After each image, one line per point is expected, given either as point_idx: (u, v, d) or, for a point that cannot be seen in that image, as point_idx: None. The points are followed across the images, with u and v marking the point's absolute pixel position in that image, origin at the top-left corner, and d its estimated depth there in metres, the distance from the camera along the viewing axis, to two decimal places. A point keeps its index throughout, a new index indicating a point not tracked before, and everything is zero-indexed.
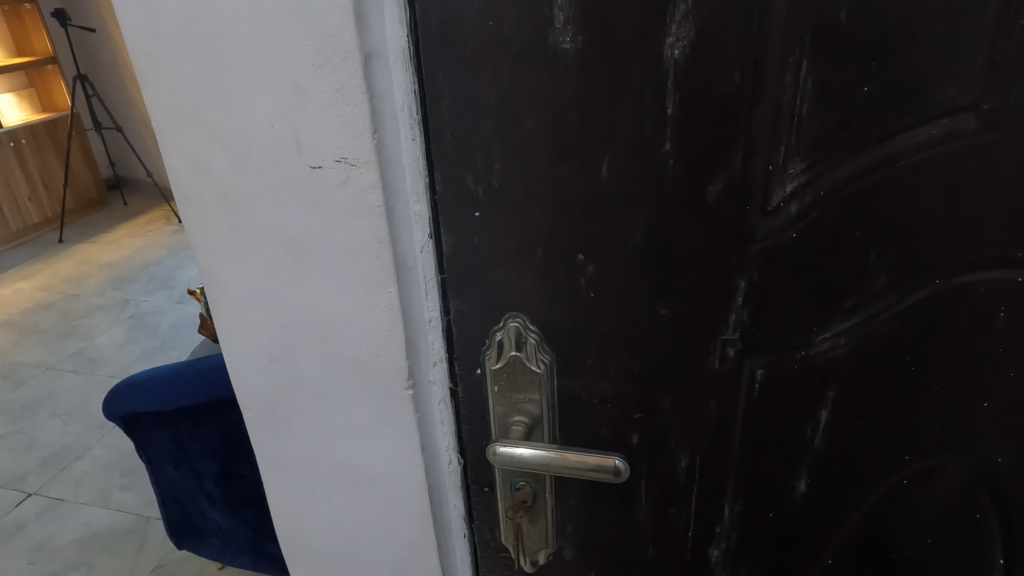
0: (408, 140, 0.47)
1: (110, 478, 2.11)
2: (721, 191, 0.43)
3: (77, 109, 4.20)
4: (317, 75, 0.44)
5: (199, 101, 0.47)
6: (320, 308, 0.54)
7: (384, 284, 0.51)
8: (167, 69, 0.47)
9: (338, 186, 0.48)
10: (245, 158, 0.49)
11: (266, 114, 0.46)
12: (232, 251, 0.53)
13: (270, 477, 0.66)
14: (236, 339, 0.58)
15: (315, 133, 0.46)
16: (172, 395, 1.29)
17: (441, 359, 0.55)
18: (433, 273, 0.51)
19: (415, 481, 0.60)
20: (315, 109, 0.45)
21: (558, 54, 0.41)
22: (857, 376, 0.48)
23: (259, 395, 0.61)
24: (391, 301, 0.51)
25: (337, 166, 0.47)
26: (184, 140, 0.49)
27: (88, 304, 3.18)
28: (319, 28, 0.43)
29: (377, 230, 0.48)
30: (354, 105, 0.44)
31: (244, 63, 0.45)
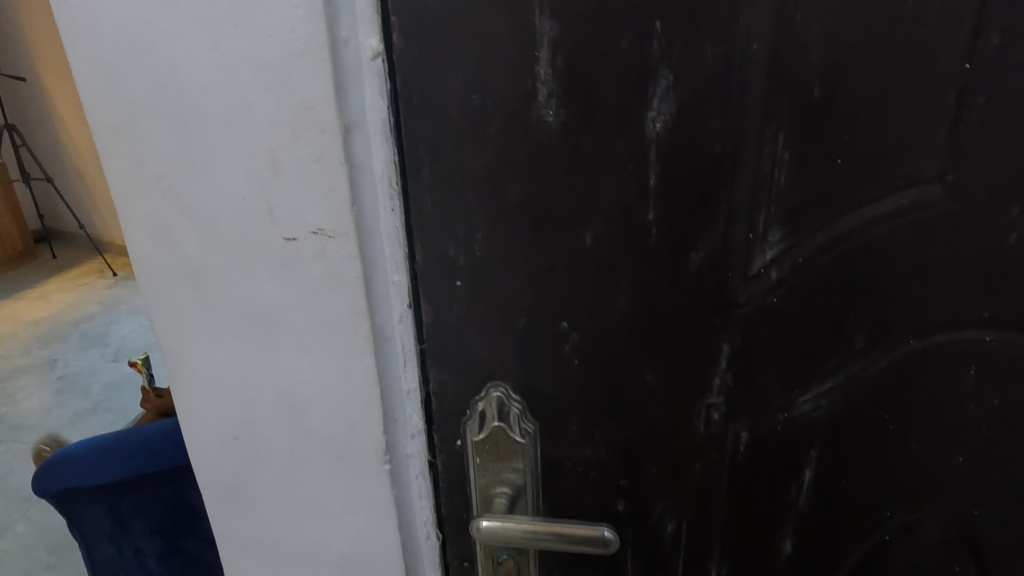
0: (387, 211, 0.46)
1: (35, 557, 1.94)
2: (704, 258, 0.44)
3: (4, 159, 4.02)
4: (292, 146, 0.43)
5: (164, 172, 0.45)
6: (292, 383, 0.51)
7: (361, 356, 0.49)
8: (131, 138, 0.45)
9: (313, 257, 0.46)
10: (212, 230, 0.47)
11: (237, 185, 0.45)
12: (195, 324, 0.51)
13: (230, 561, 0.62)
14: (197, 416, 0.55)
15: (291, 204, 0.44)
16: (113, 467, 1.21)
17: (420, 431, 0.53)
18: (412, 343, 0.50)
19: (390, 561, 0.57)
20: (290, 180, 0.44)
21: (541, 126, 0.42)
22: (839, 436, 0.49)
23: (221, 475, 0.57)
24: (368, 374, 0.49)
25: (313, 238, 0.45)
26: (146, 210, 0.47)
27: (11, 366, 2.98)
28: (296, 99, 0.41)
29: (354, 301, 0.47)
30: (332, 176, 0.43)
31: (214, 133, 0.43)
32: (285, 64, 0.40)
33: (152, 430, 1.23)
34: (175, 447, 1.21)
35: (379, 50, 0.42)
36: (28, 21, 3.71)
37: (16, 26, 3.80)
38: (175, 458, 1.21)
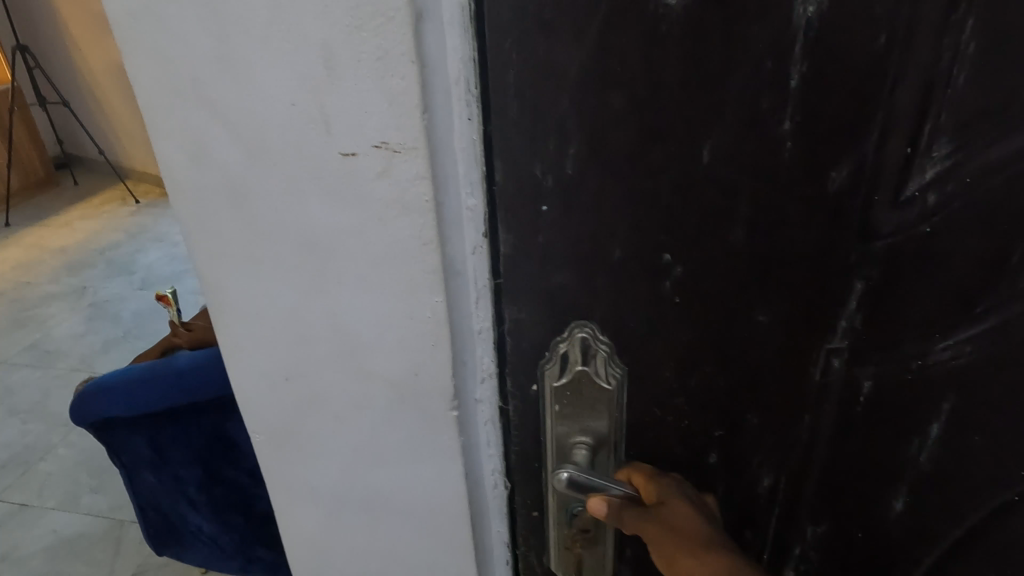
0: (463, 120, 0.39)
1: (78, 480, 1.99)
2: (847, 179, 0.36)
3: (19, 82, 3.93)
4: (351, 40, 0.35)
5: (201, 76, 0.39)
6: (350, 322, 0.45)
7: (429, 292, 0.42)
8: (160, 31, 0.38)
9: (375, 176, 0.39)
10: (256, 144, 0.40)
11: (285, 88, 0.38)
12: (239, 252, 0.45)
13: (283, 505, 0.59)
14: (245, 354, 0.50)
15: (349, 112, 0.37)
16: (149, 399, 1.19)
17: (491, 375, 0.48)
18: (486, 278, 0.44)
19: (454, 511, 0.52)
20: (348, 83, 0.37)
21: (660, 14, 0.33)
22: (991, 401, 0.41)
23: (272, 419, 0.53)
24: (435, 313, 0.43)
25: (376, 152, 0.38)
26: (180, 120, 0.41)
27: (41, 293, 3.00)
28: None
29: (423, 229, 0.40)
30: (398, 76, 0.36)
31: (259, 24, 0.36)
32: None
33: (186, 363, 1.21)
34: (209, 382, 1.18)
35: None
36: None
37: None
38: (212, 389, 1.19)
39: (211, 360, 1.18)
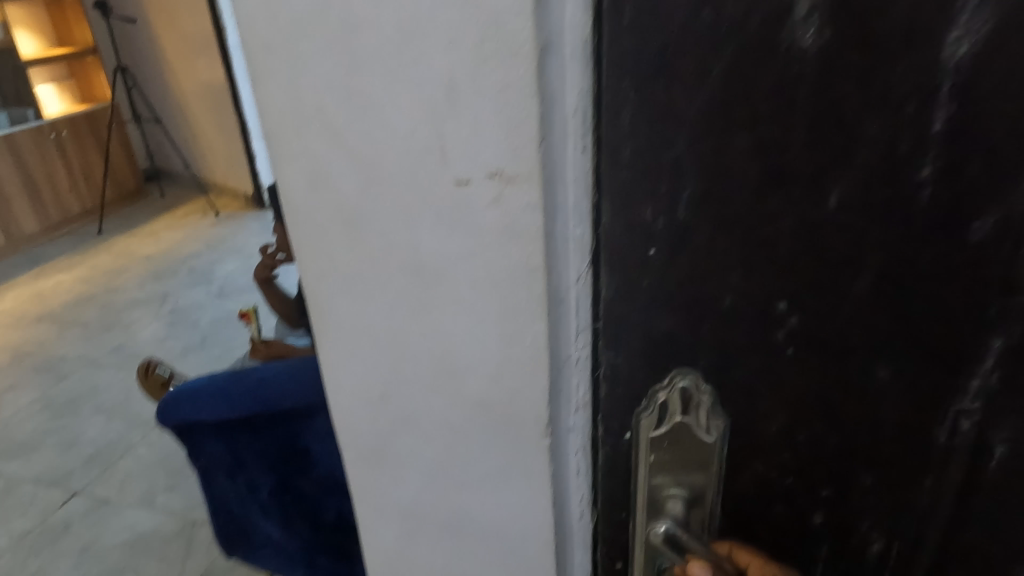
0: (577, 152, 0.39)
1: (154, 479, 2.07)
2: (992, 228, 0.32)
3: (117, 101, 4.21)
4: (475, 74, 0.37)
5: (335, 107, 0.42)
6: (448, 342, 0.47)
7: (531, 319, 0.44)
8: (303, 67, 0.42)
9: (487, 205, 0.41)
10: (378, 170, 0.43)
11: (407, 120, 0.40)
12: (353, 270, 0.48)
13: (378, 509, 0.62)
14: (353, 365, 0.54)
15: (467, 142, 0.39)
16: (229, 406, 1.24)
17: (584, 413, 0.47)
18: (589, 316, 0.44)
19: (541, 534, 0.53)
20: (469, 114, 0.38)
21: (793, 56, 0.32)
22: None
23: (373, 426, 0.56)
24: (536, 338, 0.44)
25: (490, 182, 0.40)
26: (314, 147, 0.45)
27: (128, 298, 3.17)
28: (485, 19, 0.36)
29: (529, 256, 0.41)
30: (517, 109, 0.37)
31: (389, 60, 0.39)
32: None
33: (264, 373, 1.24)
34: (285, 392, 1.22)
35: None
36: None
37: None
38: (288, 400, 1.22)
39: (290, 372, 1.23)
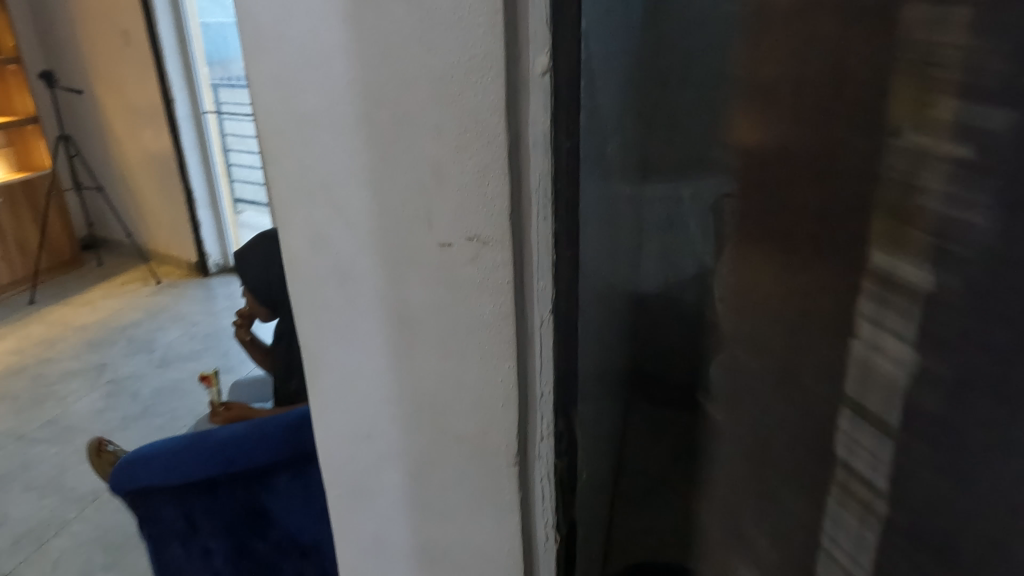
0: (539, 219, 0.46)
1: (91, 557, 1.98)
2: None
3: (57, 170, 4.17)
4: (458, 158, 0.46)
5: (332, 184, 0.51)
6: (430, 384, 0.54)
7: (502, 360, 0.51)
8: (307, 147, 0.51)
9: (465, 263, 0.49)
10: (370, 238, 0.51)
11: (397, 196, 0.49)
12: (340, 324, 0.56)
13: (348, 547, 0.69)
14: (337, 412, 0.61)
15: (450, 211, 0.47)
16: (189, 470, 1.23)
17: (548, 436, 0.53)
18: (551, 347, 0.50)
19: (507, 563, 0.58)
20: (453, 190, 0.47)
21: None
22: None
23: (352, 467, 0.63)
24: (506, 376, 0.51)
25: (467, 244, 0.48)
26: (311, 214, 0.53)
27: (63, 369, 3.06)
28: (476, 121, 0.44)
29: (503, 308, 0.49)
30: (493, 186, 0.46)
31: (383, 147, 0.48)
32: (463, 91, 0.44)
33: (223, 437, 1.23)
34: (249, 453, 1.21)
35: (548, 66, 0.42)
36: (84, 37, 3.86)
37: (71, 42, 3.95)
38: (250, 461, 1.22)
39: (251, 435, 1.22)
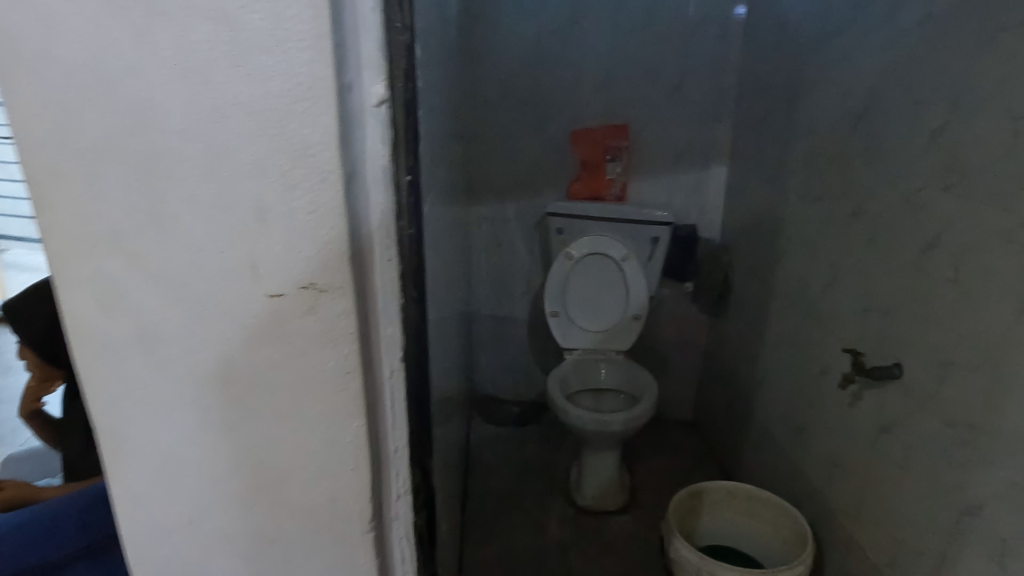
0: (384, 261, 0.43)
1: None
2: None
3: None
4: (285, 198, 0.40)
5: (123, 230, 0.42)
6: (265, 455, 0.47)
7: (349, 417, 0.46)
8: (85, 184, 0.41)
9: (301, 315, 0.43)
10: (179, 293, 0.43)
11: (212, 241, 0.41)
12: (143, 398, 0.46)
13: None
14: (145, 503, 0.50)
15: (278, 258, 0.41)
16: None
17: (405, 493, 0.50)
18: (402, 399, 0.47)
19: None
20: (280, 234, 0.41)
21: None
22: None
23: (170, 560, 0.53)
24: (355, 435, 0.46)
25: (302, 293, 0.42)
26: (96, 268, 0.43)
27: None
28: (305, 154, 0.39)
29: (346, 360, 0.44)
30: (328, 227, 0.41)
31: (191, 185, 0.40)
32: (287, 120, 0.38)
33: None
34: (37, 543, 1.02)
35: (384, 96, 0.40)
36: None
37: None
38: (39, 553, 1.03)
39: (38, 521, 1.02)
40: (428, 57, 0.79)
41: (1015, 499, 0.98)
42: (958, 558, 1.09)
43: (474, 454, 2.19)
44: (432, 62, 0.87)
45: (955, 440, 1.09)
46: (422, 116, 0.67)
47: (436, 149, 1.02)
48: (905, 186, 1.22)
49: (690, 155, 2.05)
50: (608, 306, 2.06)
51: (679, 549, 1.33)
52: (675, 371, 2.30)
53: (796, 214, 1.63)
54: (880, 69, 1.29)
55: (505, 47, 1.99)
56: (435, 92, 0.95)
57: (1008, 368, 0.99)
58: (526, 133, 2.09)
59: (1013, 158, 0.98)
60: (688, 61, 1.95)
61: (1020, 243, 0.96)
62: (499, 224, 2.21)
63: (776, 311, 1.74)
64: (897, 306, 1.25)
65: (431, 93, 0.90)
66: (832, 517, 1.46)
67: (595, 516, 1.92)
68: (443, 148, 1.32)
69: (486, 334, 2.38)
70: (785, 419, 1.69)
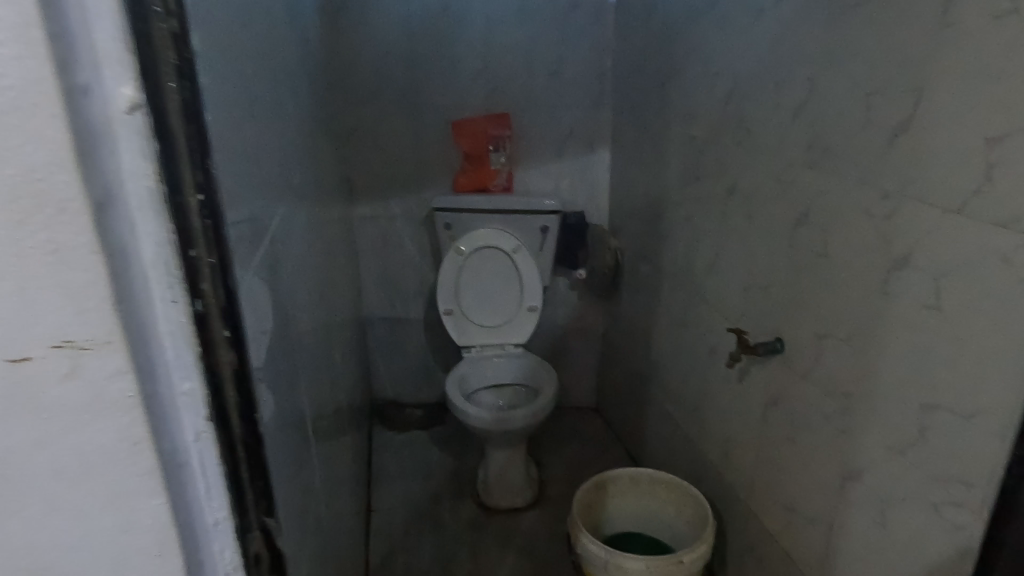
0: (168, 304, 0.35)
1: None
2: None
3: None
4: (15, 238, 0.32)
5: None
6: (44, 547, 0.38)
7: (146, 494, 0.38)
8: None
9: (61, 379, 0.35)
10: None
11: None
12: None
13: None
14: None
15: (18, 313, 0.33)
16: None
17: (235, 566, 0.43)
18: (217, 462, 0.40)
19: None
20: (14, 284, 0.32)
21: None
22: None
23: None
24: (157, 514, 0.38)
25: (59, 353, 0.34)
26: None
27: None
28: (34, 181, 0.31)
29: (130, 427, 0.36)
30: (80, 270, 0.33)
31: None
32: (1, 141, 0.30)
33: None
34: None
35: (137, 101, 0.32)
36: None
37: None
38: None
39: None
40: (247, 49, 0.69)
41: (890, 461, 1.02)
42: (844, 522, 1.13)
43: (376, 465, 2.09)
44: (257, 54, 0.77)
45: (834, 409, 1.13)
46: (231, 118, 0.57)
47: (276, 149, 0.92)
48: (774, 165, 1.24)
49: (572, 141, 2.03)
50: (503, 300, 2.02)
51: (586, 544, 1.31)
52: (573, 358, 2.30)
53: (677, 196, 1.65)
54: (745, 49, 1.31)
55: (375, 36, 1.89)
56: (265, 86, 0.85)
57: (876, 337, 1.02)
58: (405, 126, 2.00)
59: (868, 132, 1.00)
60: (565, 47, 1.92)
61: (879, 215, 0.99)
62: (385, 223, 2.10)
63: (665, 294, 1.76)
64: (774, 282, 1.27)
65: (261, 90, 0.80)
66: (729, 491, 1.50)
67: (505, 515, 1.88)
68: (300, 147, 1.21)
69: (381, 338, 2.28)
70: (681, 399, 1.71)
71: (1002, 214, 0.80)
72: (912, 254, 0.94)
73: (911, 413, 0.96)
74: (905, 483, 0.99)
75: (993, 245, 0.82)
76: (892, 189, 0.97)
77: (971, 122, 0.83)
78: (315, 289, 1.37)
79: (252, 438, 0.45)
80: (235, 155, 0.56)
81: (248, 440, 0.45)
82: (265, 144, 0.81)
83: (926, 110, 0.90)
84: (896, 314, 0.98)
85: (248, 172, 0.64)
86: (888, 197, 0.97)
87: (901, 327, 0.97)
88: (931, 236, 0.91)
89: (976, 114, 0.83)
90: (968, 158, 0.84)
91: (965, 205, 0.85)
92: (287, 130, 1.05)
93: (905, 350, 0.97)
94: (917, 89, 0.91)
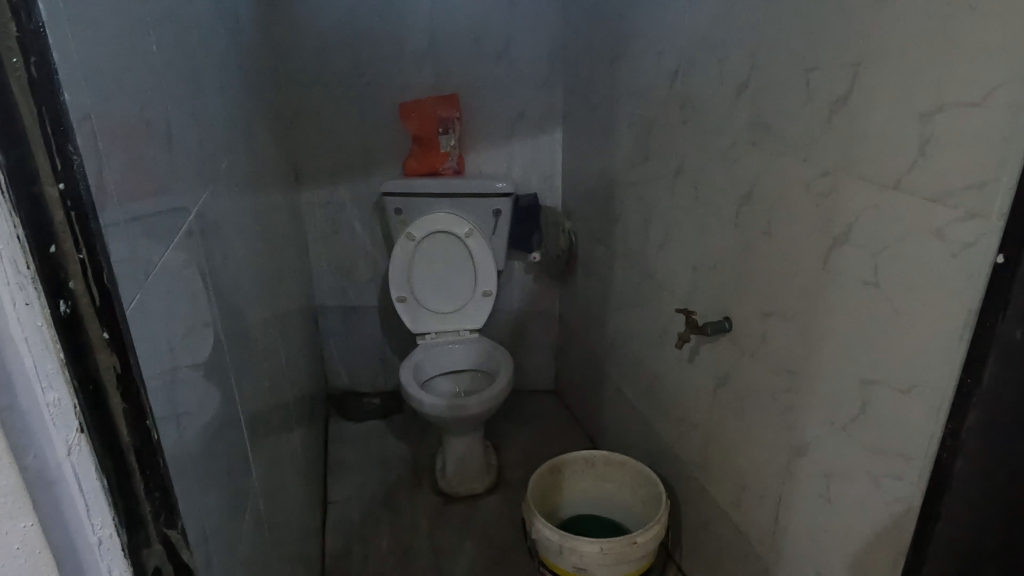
0: (22, 306, 0.32)
1: None
2: None
3: None
4: None
5: None
6: None
7: (13, 518, 0.33)
8: None
9: None
10: None
11: None
12: None
13: None
14: None
15: None
16: None
17: None
18: (95, 474, 0.37)
19: None
20: None
21: None
22: None
23: None
24: (26, 540, 0.34)
25: None
26: None
27: None
28: None
29: None
30: None
31: None
32: None
33: None
34: None
35: None
36: None
37: None
38: None
39: None
40: (131, 26, 0.64)
41: (834, 437, 1.02)
42: (792, 497, 1.14)
43: (333, 456, 2.05)
44: (150, 28, 0.71)
45: (781, 386, 1.14)
46: (96, 100, 0.52)
47: (190, 132, 0.86)
48: (719, 143, 1.24)
49: (523, 123, 2.00)
50: (457, 285, 1.98)
51: (541, 530, 1.30)
52: (530, 342, 2.29)
53: (628, 176, 1.63)
54: (688, 25, 1.29)
55: (316, 15, 1.81)
56: (170, 66, 0.79)
57: (819, 314, 1.02)
58: (350, 109, 1.93)
59: (808, 109, 1.00)
60: (512, 25, 1.88)
61: (820, 192, 0.99)
62: (334, 209, 2.05)
63: (618, 275, 1.75)
64: (722, 261, 1.27)
65: (161, 69, 0.74)
66: (684, 470, 1.51)
67: (464, 501, 1.87)
68: (230, 132, 1.16)
69: (335, 327, 2.23)
70: (636, 380, 1.71)
71: (935, 189, 0.81)
72: (851, 231, 0.94)
73: (854, 388, 0.97)
74: (849, 458, 1.00)
75: (927, 221, 0.82)
76: (831, 166, 0.97)
77: (905, 97, 0.83)
78: (259, 280, 1.32)
79: (147, 447, 0.42)
80: (101, 140, 0.51)
81: (142, 451, 0.42)
82: (170, 128, 0.76)
83: (863, 85, 0.89)
84: (837, 291, 0.98)
85: (128, 161, 0.59)
86: (829, 174, 0.97)
87: (842, 304, 0.97)
88: (869, 212, 0.91)
89: (909, 89, 0.83)
90: (903, 133, 0.84)
91: (900, 181, 0.85)
92: (210, 114, 0.99)
93: (846, 326, 0.97)
94: (853, 64, 0.91)
